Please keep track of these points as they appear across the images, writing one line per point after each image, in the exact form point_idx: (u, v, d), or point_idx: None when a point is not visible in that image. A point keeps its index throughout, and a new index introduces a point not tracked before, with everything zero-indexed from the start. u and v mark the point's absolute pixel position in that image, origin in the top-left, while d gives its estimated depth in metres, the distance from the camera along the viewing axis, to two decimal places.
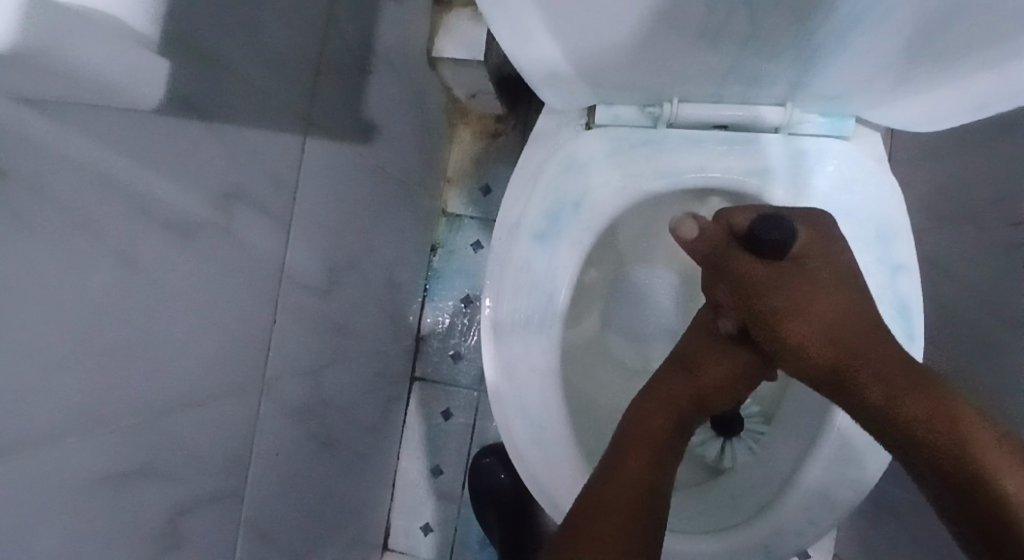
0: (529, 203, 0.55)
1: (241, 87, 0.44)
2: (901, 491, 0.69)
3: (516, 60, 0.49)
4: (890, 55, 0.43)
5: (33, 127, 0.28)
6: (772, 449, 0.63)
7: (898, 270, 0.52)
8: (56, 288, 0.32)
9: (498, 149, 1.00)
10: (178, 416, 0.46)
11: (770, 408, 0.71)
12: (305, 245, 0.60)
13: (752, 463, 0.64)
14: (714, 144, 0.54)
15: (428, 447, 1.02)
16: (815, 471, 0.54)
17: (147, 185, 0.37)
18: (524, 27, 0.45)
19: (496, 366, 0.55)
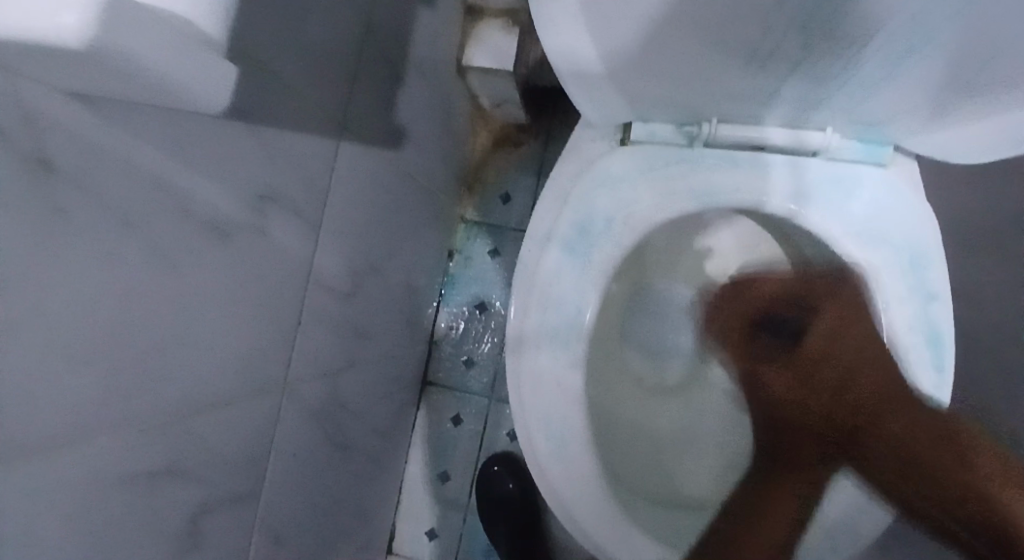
0: (559, 216, 0.55)
1: (282, 90, 0.45)
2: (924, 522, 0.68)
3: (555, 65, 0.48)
4: (936, 83, 0.42)
5: (83, 125, 0.28)
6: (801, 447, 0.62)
7: (931, 299, 0.51)
8: (95, 284, 0.32)
9: (519, 158, 1.01)
10: (202, 415, 0.46)
11: None
12: (331, 247, 0.60)
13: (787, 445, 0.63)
14: (748, 166, 0.54)
15: (437, 453, 1.01)
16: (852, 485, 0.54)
17: (186, 182, 0.37)
18: (566, 29, 0.44)
19: (519, 378, 0.55)
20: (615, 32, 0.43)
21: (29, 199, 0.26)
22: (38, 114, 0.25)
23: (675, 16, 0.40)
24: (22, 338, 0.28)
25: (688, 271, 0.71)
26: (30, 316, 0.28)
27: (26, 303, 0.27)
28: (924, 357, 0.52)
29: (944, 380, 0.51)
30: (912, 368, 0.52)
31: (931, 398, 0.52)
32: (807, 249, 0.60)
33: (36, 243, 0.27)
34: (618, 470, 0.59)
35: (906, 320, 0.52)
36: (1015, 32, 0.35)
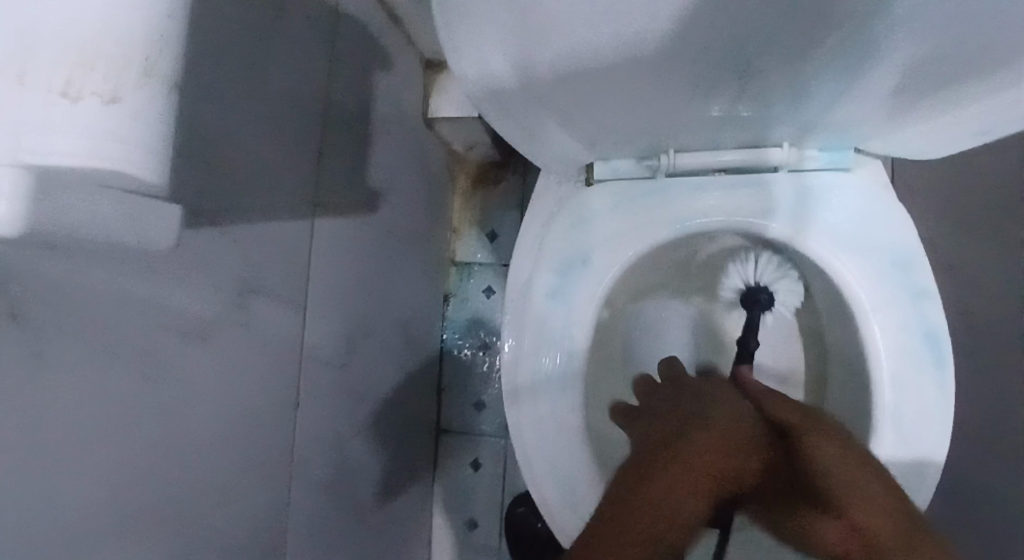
0: (535, 263, 0.56)
1: (250, 183, 0.46)
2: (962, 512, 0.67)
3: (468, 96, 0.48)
4: (881, 87, 0.43)
5: (52, 268, 0.29)
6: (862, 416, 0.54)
7: (920, 297, 0.51)
8: (89, 411, 0.33)
9: (500, 195, 1.02)
10: (211, 514, 0.46)
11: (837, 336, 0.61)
12: (320, 321, 0.60)
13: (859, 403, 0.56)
14: (716, 189, 0.54)
15: (461, 500, 1.00)
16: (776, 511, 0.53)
17: (164, 295, 0.37)
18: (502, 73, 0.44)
19: (520, 429, 0.55)
20: (553, 75, 0.44)
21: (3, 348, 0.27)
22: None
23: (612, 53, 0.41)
24: (15, 481, 0.28)
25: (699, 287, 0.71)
26: (25, 455, 0.29)
27: (13, 448, 0.28)
28: (922, 355, 0.51)
29: (947, 376, 0.51)
30: (912, 367, 0.51)
31: (938, 402, 0.51)
32: (796, 262, 0.61)
33: (22, 393, 0.28)
34: None
35: (900, 322, 0.51)
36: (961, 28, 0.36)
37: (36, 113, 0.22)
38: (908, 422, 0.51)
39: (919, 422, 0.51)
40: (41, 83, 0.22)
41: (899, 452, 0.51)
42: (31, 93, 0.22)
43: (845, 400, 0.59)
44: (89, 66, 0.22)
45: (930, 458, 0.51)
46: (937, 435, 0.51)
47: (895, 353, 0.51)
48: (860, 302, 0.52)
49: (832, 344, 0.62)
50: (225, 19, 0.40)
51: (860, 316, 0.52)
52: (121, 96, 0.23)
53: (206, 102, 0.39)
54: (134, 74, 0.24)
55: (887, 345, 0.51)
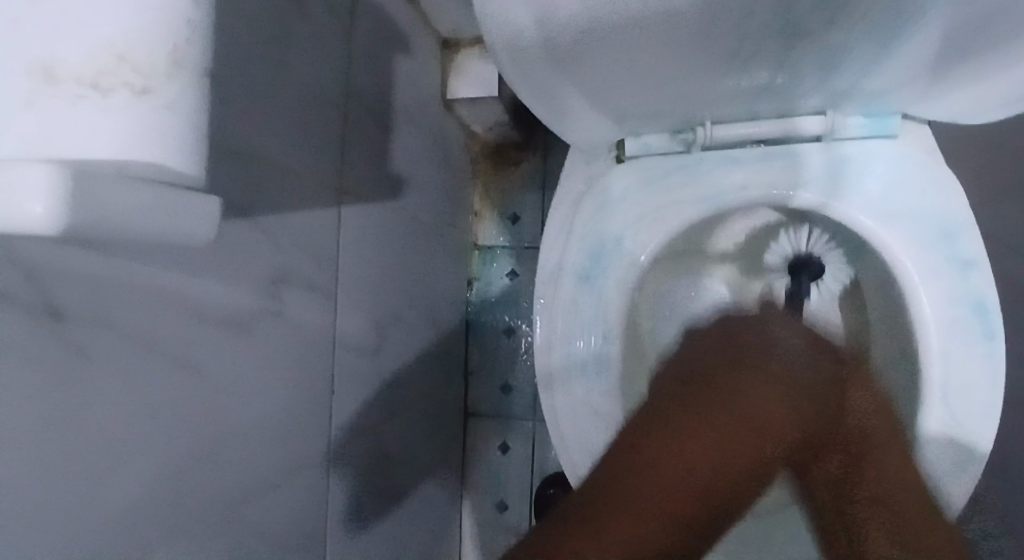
0: (567, 244, 0.55)
1: (277, 172, 0.45)
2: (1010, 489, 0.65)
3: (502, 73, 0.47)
4: (927, 48, 0.41)
5: (89, 264, 0.29)
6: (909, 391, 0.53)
7: (968, 268, 0.49)
8: (129, 405, 0.33)
9: (521, 177, 1.00)
10: (250, 502, 0.46)
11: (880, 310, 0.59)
12: (350, 310, 0.60)
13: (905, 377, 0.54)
14: (753, 161, 0.52)
15: (490, 483, 1.01)
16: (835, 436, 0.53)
17: (198, 289, 0.37)
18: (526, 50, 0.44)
19: (554, 411, 0.55)
20: (575, 48, 0.43)
21: (39, 346, 0.27)
22: (18, 253, 0.25)
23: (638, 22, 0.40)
24: (54, 473, 0.29)
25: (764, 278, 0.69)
26: (66, 449, 0.29)
27: (54, 442, 0.28)
28: (972, 327, 0.49)
29: (998, 348, 0.49)
30: (961, 338, 0.49)
31: (988, 375, 0.49)
32: (836, 235, 0.59)
33: (58, 391, 0.28)
34: None
35: (945, 291, 0.49)
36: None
37: (65, 113, 0.21)
38: (955, 396, 0.49)
39: (968, 395, 0.49)
40: (71, 77, 0.21)
41: (946, 429, 0.49)
42: (61, 91, 0.21)
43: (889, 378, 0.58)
44: (119, 59, 0.21)
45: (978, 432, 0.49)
46: (987, 409, 0.49)
47: (942, 326, 0.49)
48: (905, 272, 0.50)
49: (876, 317, 0.60)
50: (243, 5, 0.39)
51: (907, 288, 0.50)
52: (152, 87, 0.22)
53: (229, 93, 0.38)
54: (165, 60, 0.22)
55: (935, 317, 0.49)
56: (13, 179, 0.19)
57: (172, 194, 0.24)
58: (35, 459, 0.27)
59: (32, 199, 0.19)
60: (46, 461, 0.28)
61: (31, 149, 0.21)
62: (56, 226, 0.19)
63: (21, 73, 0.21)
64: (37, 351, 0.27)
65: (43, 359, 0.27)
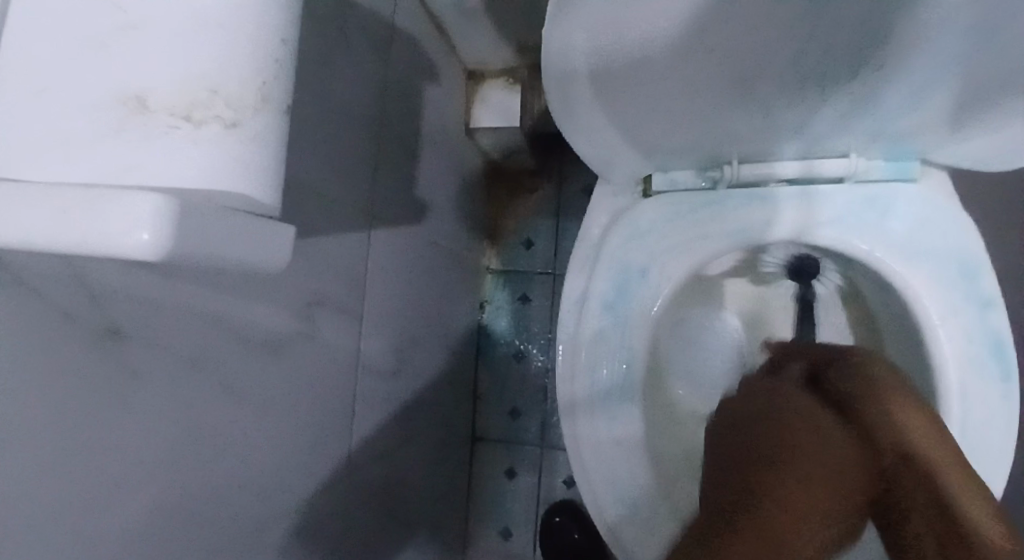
0: (593, 274, 0.56)
1: (316, 196, 0.47)
2: None
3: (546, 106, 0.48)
4: (951, 97, 0.43)
5: (146, 284, 0.30)
6: None
7: (987, 306, 0.50)
8: (169, 419, 0.34)
9: (536, 203, 1.01)
10: (270, 521, 0.46)
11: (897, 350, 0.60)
12: (373, 330, 0.61)
13: None
14: (777, 199, 0.53)
15: (496, 508, 1.00)
16: None
17: (241, 309, 0.38)
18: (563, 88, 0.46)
19: (574, 438, 0.55)
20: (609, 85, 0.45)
21: (94, 359, 0.28)
22: (86, 273, 0.26)
23: (671, 64, 0.42)
24: (93, 486, 0.29)
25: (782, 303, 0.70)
26: (108, 461, 0.30)
27: (102, 454, 0.29)
28: (989, 367, 0.50)
29: (1015, 388, 0.50)
30: (979, 377, 0.50)
31: (1006, 414, 0.50)
32: (854, 273, 0.61)
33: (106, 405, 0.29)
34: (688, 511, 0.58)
35: (964, 331, 0.50)
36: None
37: (154, 142, 0.22)
38: (975, 435, 0.50)
39: (987, 433, 0.50)
40: (163, 108, 0.22)
41: None
42: (153, 119, 0.22)
43: None
44: (212, 92, 0.22)
45: (996, 472, 0.50)
46: (1007, 447, 0.50)
47: (962, 366, 0.50)
48: (925, 311, 0.51)
49: (892, 353, 0.61)
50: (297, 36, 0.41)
51: (928, 326, 0.51)
52: (240, 122, 0.23)
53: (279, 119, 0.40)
54: (253, 99, 0.23)
55: (954, 356, 0.50)
56: (122, 208, 0.19)
57: (252, 223, 0.25)
58: (80, 471, 0.28)
59: (137, 226, 0.19)
60: (91, 470, 0.29)
61: (124, 176, 0.22)
62: (158, 251, 0.19)
63: (114, 103, 0.22)
64: (93, 362, 0.28)
65: (95, 373, 0.28)
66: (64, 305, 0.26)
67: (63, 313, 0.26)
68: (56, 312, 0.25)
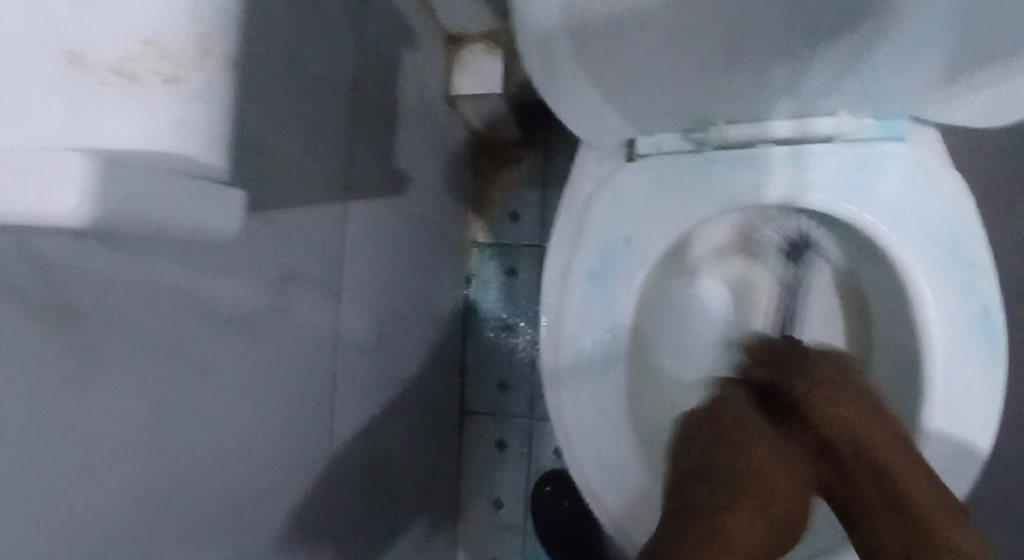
0: (577, 243, 0.55)
1: (287, 167, 0.45)
2: None
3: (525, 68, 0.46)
4: (946, 54, 0.41)
5: (99, 259, 0.28)
6: (911, 392, 0.54)
7: (975, 270, 0.50)
8: (137, 402, 0.32)
9: (522, 174, 0.99)
10: (252, 500, 0.46)
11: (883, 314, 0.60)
12: (353, 306, 0.60)
13: (906, 376, 0.55)
14: (764, 162, 0.52)
15: (486, 480, 1.01)
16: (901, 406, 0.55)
17: (209, 286, 0.37)
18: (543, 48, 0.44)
19: (559, 410, 0.55)
20: (593, 45, 0.43)
21: (50, 341, 0.26)
22: (29, 245, 0.24)
23: (660, 21, 0.40)
24: (59, 474, 0.28)
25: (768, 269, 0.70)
26: (72, 449, 0.29)
27: (65, 441, 0.28)
28: (976, 331, 0.50)
29: (1000, 351, 0.50)
30: (965, 341, 0.50)
31: (991, 377, 0.50)
32: (843, 237, 0.60)
33: (64, 389, 0.27)
34: (670, 478, 0.59)
35: (952, 295, 0.50)
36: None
37: (89, 100, 0.20)
38: (963, 398, 0.50)
39: (972, 396, 0.50)
40: (96, 63, 0.19)
41: (950, 430, 0.50)
42: (89, 77, 0.19)
43: (891, 377, 0.58)
44: (146, 43, 0.20)
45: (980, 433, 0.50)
46: (992, 408, 0.50)
47: (949, 329, 0.50)
48: (913, 275, 0.51)
49: (879, 317, 0.61)
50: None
51: (916, 290, 0.50)
52: (181, 76, 0.21)
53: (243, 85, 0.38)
54: (192, 53, 0.21)
55: (941, 319, 0.50)
56: (52, 172, 0.19)
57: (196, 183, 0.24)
58: (42, 459, 0.27)
59: (65, 192, 0.19)
60: (56, 455, 0.28)
61: (66, 138, 0.20)
62: (93, 214, 0.20)
63: (43, 56, 0.19)
64: (50, 345, 0.26)
65: (50, 357, 0.26)
66: (15, 282, 0.24)
67: (13, 291, 0.24)
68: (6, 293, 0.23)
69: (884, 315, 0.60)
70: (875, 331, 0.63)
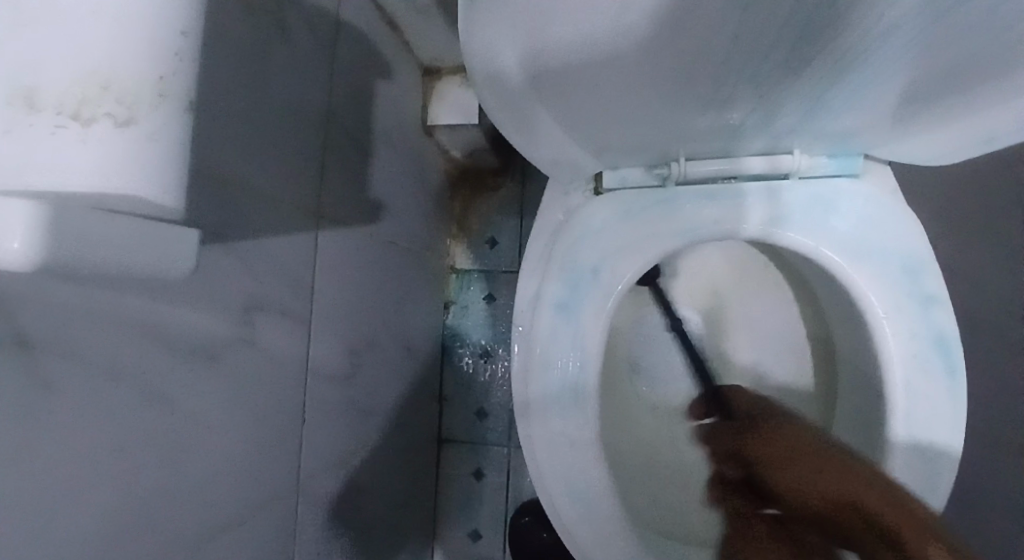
0: (545, 274, 0.55)
1: (254, 198, 0.45)
2: (988, 519, 0.66)
3: (493, 109, 0.47)
4: (894, 95, 0.43)
5: (55, 294, 0.28)
6: (872, 417, 0.55)
7: (930, 302, 0.51)
8: (99, 440, 0.32)
9: (499, 202, 1.01)
10: (218, 539, 0.45)
11: (845, 345, 0.61)
12: (324, 335, 0.59)
13: (867, 404, 0.56)
14: (725, 197, 0.54)
15: (464, 511, 0.99)
16: (863, 437, 0.56)
17: (171, 319, 0.37)
18: (511, 88, 0.45)
19: (532, 442, 0.55)
20: (561, 87, 0.44)
21: (9, 379, 0.26)
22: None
23: (621, 66, 0.41)
24: (22, 519, 0.27)
25: (739, 296, 0.71)
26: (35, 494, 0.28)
27: (27, 483, 0.27)
28: (934, 360, 0.51)
29: (958, 383, 0.51)
30: (924, 369, 0.51)
31: (951, 405, 0.51)
32: (802, 268, 0.62)
33: (24, 428, 0.27)
34: (637, 509, 0.58)
35: (909, 325, 0.51)
36: (975, 37, 0.36)
37: (43, 144, 0.21)
38: (923, 427, 0.50)
39: (933, 424, 0.50)
40: (51, 107, 0.21)
41: (914, 458, 0.50)
42: (39, 119, 0.21)
43: (854, 408, 0.59)
44: (103, 87, 0.21)
45: (941, 461, 0.50)
46: (953, 435, 0.50)
47: (908, 358, 0.51)
48: (870, 306, 0.52)
49: (839, 346, 0.63)
50: (226, 31, 0.39)
51: (874, 319, 0.52)
52: (135, 119, 0.21)
53: (209, 118, 0.38)
54: (152, 92, 0.22)
55: (899, 349, 0.51)
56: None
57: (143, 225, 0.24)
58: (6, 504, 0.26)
59: (12, 236, 0.19)
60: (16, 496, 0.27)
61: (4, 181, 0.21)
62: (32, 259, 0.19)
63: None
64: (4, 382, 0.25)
65: (6, 395, 0.25)
66: None
67: None
68: None
69: (846, 345, 0.61)
70: (836, 362, 0.64)
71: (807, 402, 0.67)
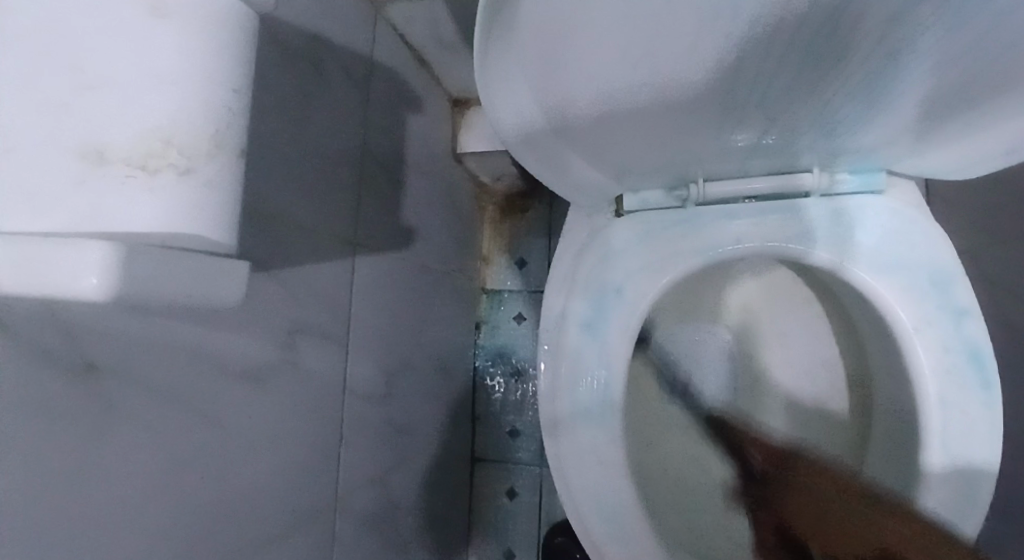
0: (569, 295, 0.57)
1: (295, 228, 0.48)
2: None
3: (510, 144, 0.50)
4: (910, 112, 0.44)
5: (120, 322, 0.31)
6: (907, 432, 0.54)
7: (962, 318, 0.51)
8: (155, 455, 0.35)
9: (528, 223, 1.03)
10: (261, 551, 0.47)
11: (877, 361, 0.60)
12: (361, 357, 0.62)
13: (901, 422, 0.55)
14: (746, 216, 0.55)
15: (498, 530, 1.00)
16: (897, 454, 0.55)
17: (221, 343, 0.40)
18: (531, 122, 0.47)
19: (559, 459, 0.56)
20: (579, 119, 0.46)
21: (74, 395, 0.29)
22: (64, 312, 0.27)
23: (635, 96, 0.43)
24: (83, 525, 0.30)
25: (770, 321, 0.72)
26: (95, 505, 0.31)
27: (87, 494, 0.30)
28: (967, 374, 0.50)
29: (995, 398, 0.50)
30: (959, 384, 0.50)
31: (987, 420, 0.49)
32: (830, 284, 0.62)
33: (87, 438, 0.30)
34: (668, 528, 0.58)
35: (941, 338, 0.51)
36: (984, 53, 0.37)
37: (114, 191, 0.24)
38: (959, 443, 0.49)
39: (969, 441, 0.49)
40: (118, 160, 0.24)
41: (950, 475, 0.49)
42: (111, 171, 0.24)
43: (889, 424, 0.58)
44: (165, 142, 0.24)
45: (979, 477, 0.49)
46: (990, 452, 0.49)
47: (940, 373, 0.50)
48: (900, 320, 0.51)
49: (871, 362, 0.62)
50: (269, 79, 0.43)
51: (905, 333, 0.51)
52: (193, 168, 0.24)
53: (254, 158, 0.42)
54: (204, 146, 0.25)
55: (931, 364, 0.50)
56: (79, 255, 0.22)
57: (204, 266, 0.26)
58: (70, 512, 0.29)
59: (90, 274, 0.22)
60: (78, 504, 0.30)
61: (83, 225, 0.24)
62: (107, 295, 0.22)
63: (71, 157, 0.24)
64: (68, 402, 0.29)
65: (70, 408, 0.29)
66: (33, 336, 0.26)
67: (35, 344, 0.26)
68: (30, 351, 0.26)
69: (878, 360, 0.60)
70: (868, 379, 0.63)
71: (842, 421, 0.67)
